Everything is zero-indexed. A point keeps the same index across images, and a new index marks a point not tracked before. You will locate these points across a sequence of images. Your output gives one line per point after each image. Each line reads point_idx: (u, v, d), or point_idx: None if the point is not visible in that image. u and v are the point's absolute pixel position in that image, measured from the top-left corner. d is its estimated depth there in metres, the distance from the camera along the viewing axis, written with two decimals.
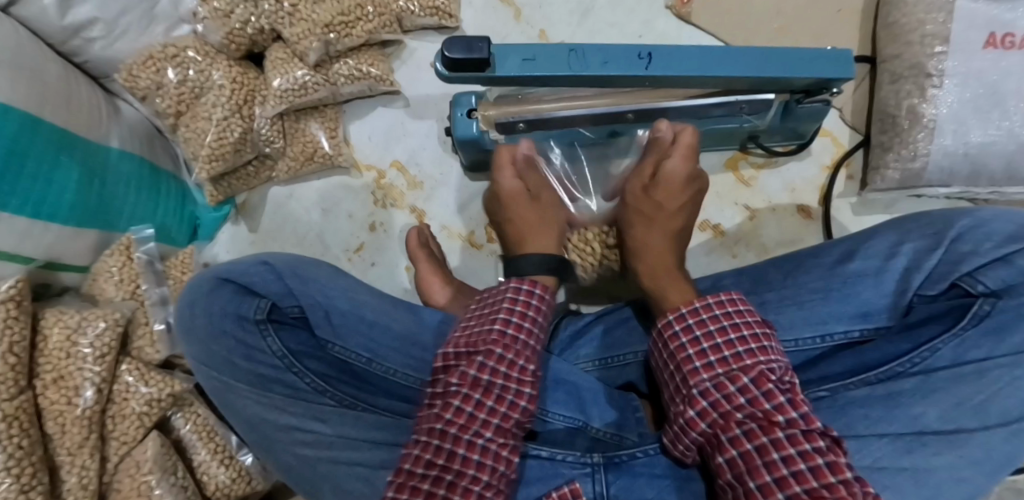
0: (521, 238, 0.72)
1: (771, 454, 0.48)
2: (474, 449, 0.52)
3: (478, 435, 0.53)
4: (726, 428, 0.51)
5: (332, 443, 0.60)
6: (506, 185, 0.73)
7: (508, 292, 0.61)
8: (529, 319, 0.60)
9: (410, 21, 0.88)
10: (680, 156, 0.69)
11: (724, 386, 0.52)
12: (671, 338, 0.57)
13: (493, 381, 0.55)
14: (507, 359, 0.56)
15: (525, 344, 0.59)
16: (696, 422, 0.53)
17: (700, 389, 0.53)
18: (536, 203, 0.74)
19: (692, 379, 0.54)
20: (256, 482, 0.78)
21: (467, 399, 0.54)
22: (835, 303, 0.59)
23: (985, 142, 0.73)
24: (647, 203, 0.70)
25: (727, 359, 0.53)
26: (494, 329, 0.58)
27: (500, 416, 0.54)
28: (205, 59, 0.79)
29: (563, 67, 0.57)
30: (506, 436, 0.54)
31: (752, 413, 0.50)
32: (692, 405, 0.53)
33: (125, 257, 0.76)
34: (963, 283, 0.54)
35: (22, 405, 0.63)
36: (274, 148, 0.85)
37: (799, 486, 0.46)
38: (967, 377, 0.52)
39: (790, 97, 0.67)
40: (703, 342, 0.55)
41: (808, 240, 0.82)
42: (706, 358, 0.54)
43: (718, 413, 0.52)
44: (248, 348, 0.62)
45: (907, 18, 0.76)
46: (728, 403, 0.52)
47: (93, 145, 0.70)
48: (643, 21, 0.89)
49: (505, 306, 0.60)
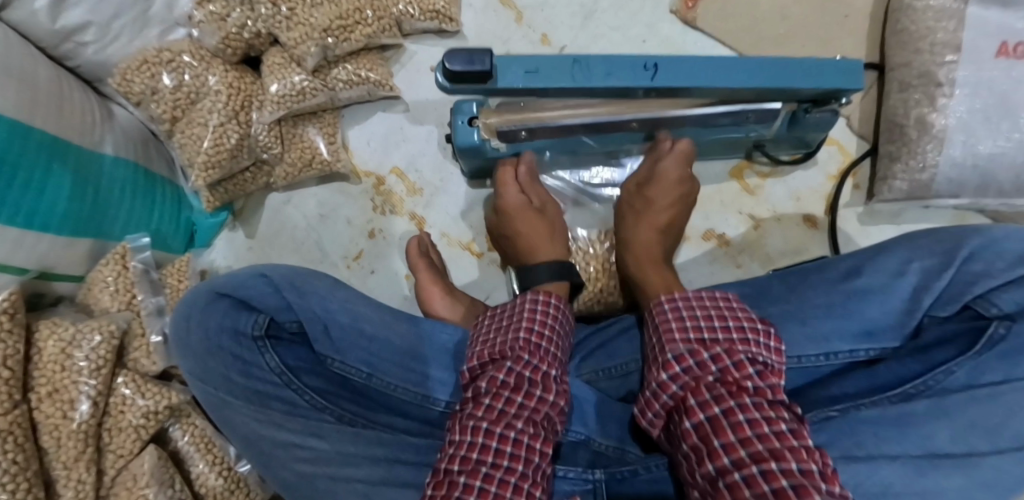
0: (530, 249, 0.74)
1: (737, 415, 0.48)
2: (508, 442, 0.51)
3: (508, 428, 0.51)
4: (696, 392, 0.51)
5: (331, 460, 0.58)
6: (512, 203, 0.75)
7: (525, 303, 0.62)
8: (550, 328, 0.61)
9: (409, 24, 0.86)
10: (675, 160, 0.71)
11: (698, 353, 0.53)
12: (658, 311, 0.58)
13: (520, 379, 0.55)
14: (533, 363, 0.56)
15: (544, 349, 0.59)
16: (666, 385, 0.52)
17: (674, 355, 0.53)
18: (543, 217, 0.76)
19: (667, 346, 0.54)
20: (255, 494, 0.77)
21: (497, 396, 0.54)
22: (841, 320, 0.58)
23: (995, 153, 0.72)
24: (640, 206, 0.73)
25: (705, 333, 0.54)
26: (519, 337, 0.59)
27: (530, 409, 0.54)
28: (201, 64, 0.78)
29: (566, 79, 0.56)
30: (537, 429, 0.53)
31: (723, 379, 0.51)
32: (665, 369, 0.53)
33: (120, 267, 0.75)
34: (976, 305, 0.54)
35: (17, 419, 0.62)
36: (271, 154, 0.83)
37: (761, 446, 0.46)
38: (981, 399, 0.50)
39: (799, 106, 0.66)
40: (685, 317, 0.56)
41: (813, 250, 0.81)
42: (686, 330, 0.55)
43: (690, 377, 0.52)
44: (246, 364, 0.62)
45: (916, 25, 0.74)
46: (699, 369, 0.52)
47: (86, 153, 0.69)
48: (647, 25, 0.88)
49: (526, 315, 0.61)
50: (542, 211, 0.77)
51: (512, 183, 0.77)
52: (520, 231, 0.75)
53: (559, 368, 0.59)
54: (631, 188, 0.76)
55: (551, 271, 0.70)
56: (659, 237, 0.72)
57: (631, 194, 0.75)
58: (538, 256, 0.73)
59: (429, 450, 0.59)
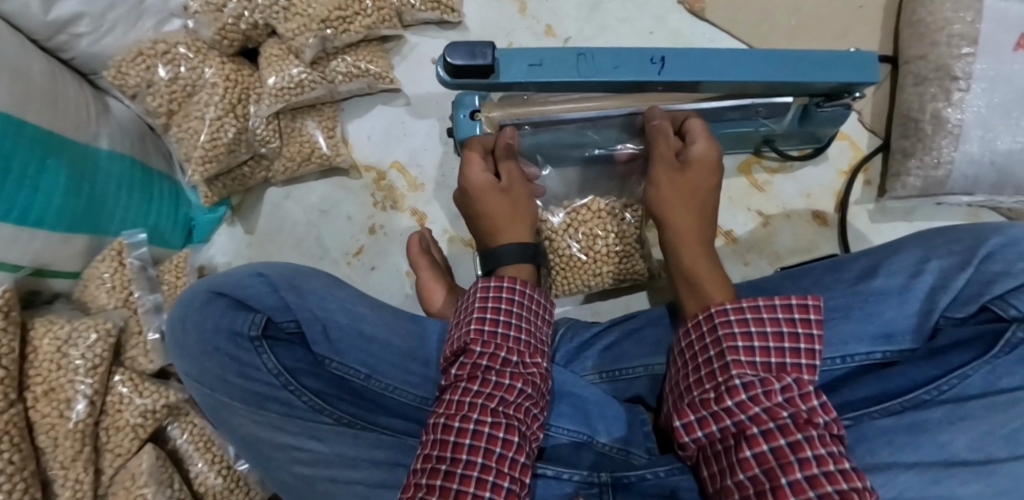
0: (495, 228, 0.67)
1: (805, 451, 0.47)
2: (466, 434, 0.51)
3: (466, 420, 0.52)
4: (761, 423, 0.50)
5: (330, 462, 0.58)
6: (475, 180, 0.66)
7: (477, 292, 0.60)
8: (511, 310, 0.59)
9: (410, 15, 0.84)
10: (701, 138, 0.63)
11: (769, 382, 0.51)
12: (720, 323, 0.54)
13: (475, 370, 0.56)
14: (487, 353, 0.56)
15: (507, 336, 0.58)
16: (732, 412, 0.51)
17: (742, 380, 0.51)
18: (509, 194, 0.68)
19: (735, 369, 0.52)
20: (254, 493, 0.76)
21: (455, 389, 0.55)
22: (857, 322, 0.57)
23: (1013, 149, 0.70)
24: (682, 198, 0.63)
25: (772, 359, 0.52)
26: (471, 328, 0.58)
27: (485, 397, 0.54)
28: (197, 56, 0.76)
29: (571, 73, 0.54)
30: (497, 416, 0.53)
31: (791, 411, 0.50)
32: (732, 395, 0.51)
33: (116, 264, 0.74)
34: (994, 306, 0.52)
35: (12, 419, 0.61)
36: (270, 149, 0.82)
37: (830, 486, 0.45)
38: (998, 406, 0.50)
39: (809, 101, 0.64)
40: (754, 335, 0.53)
41: (823, 247, 0.79)
42: (753, 352, 0.52)
43: (760, 407, 0.50)
44: (242, 365, 0.60)
45: (933, 17, 0.72)
46: (768, 398, 0.50)
47: (82, 149, 0.67)
48: (654, 17, 0.86)
49: (477, 306, 0.59)
50: (508, 188, 0.68)
51: (477, 159, 0.67)
52: (484, 211, 0.67)
53: (526, 352, 0.58)
54: (662, 177, 0.64)
55: (520, 251, 0.65)
56: (700, 228, 0.63)
57: (666, 184, 0.64)
58: (503, 237, 0.67)
59: None
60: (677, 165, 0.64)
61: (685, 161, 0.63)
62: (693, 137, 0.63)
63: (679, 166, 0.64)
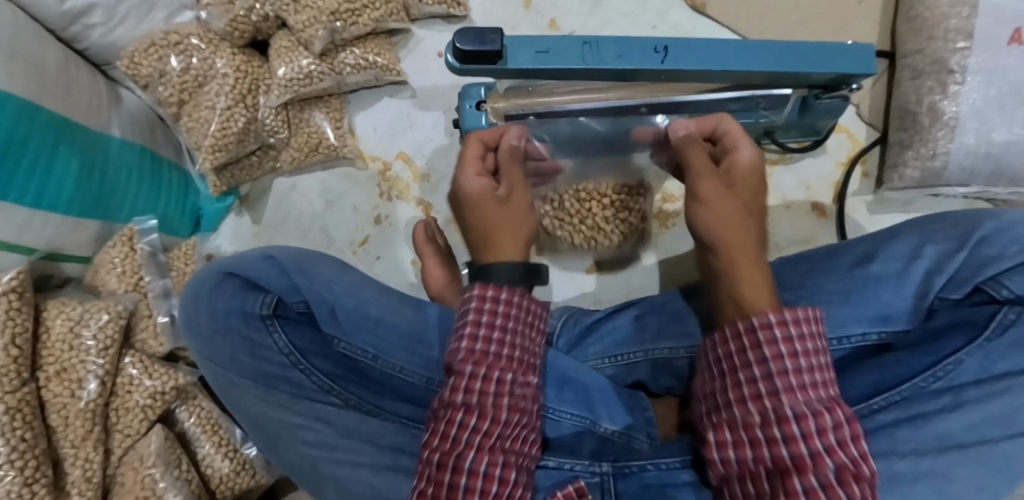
0: (485, 245, 0.60)
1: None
2: (461, 473, 0.51)
3: (463, 459, 0.51)
4: (803, 466, 0.46)
5: (336, 445, 0.60)
6: (469, 186, 0.60)
7: (471, 301, 0.56)
8: (506, 322, 0.56)
9: (417, 9, 0.86)
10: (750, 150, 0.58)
11: (822, 416, 0.46)
12: (767, 338, 0.49)
13: (470, 399, 0.53)
14: (480, 373, 0.54)
15: (499, 354, 0.55)
16: (775, 443, 0.47)
17: (794, 412, 0.47)
18: (506, 205, 0.61)
19: (784, 396, 0.48)
20: (261, 476, 0.77)
21: (451, 422, 0.52)
22: (856, 306, 0.59)
23: (1008, 141, 0.71)
24: (736, 217, 0.56)
25: (818, 384, 0.48)
26: (462, 345, 0.55)
27: (483, 433, 0.52)
28: (208, 47, 0.78)
29: (577, 60, 0.55)
30: (495, 453, 0.52)
31: (838, 461, 0.45)
32: (780, 426, 0.47)
33: (127, 249, 0.75)
34: (987, 287, 0.53)
35: (26, 398, 0.63)
36: (278, 139, 0.84)
37: None
38: (993, 390, 0.51)
39: (808, 93, 0.65)
40: (802, 355, 0.49)
41: (822, 238, 0.81)
42: (802, 376, 0.48)
43: (808, 447, 0.46)
44: (254, 345, 0.63)
45: (929, 12, 0.74)
46: (819, 436, 0.46)
47: (94, 135, 0.69)
48: (658, 11, 0.87)
49: (470, 319, 0.55)
50: (506, 198, 0.62)
51: (473, 164, 0.62)
52: (473, 221, 0.61)
53: (520, 369, 0.56)
54: (713, 191, 0.57)
55: (513, 271, 0.58)
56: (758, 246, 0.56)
57: (720, 197, 0.56)
58: (493, 252, 0.59)
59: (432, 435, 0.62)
60: (723, 180, 0.58)
61: (734, 176, 0.58)
62: (737, 143, 0.59)
63: (727, 182, 0.58)
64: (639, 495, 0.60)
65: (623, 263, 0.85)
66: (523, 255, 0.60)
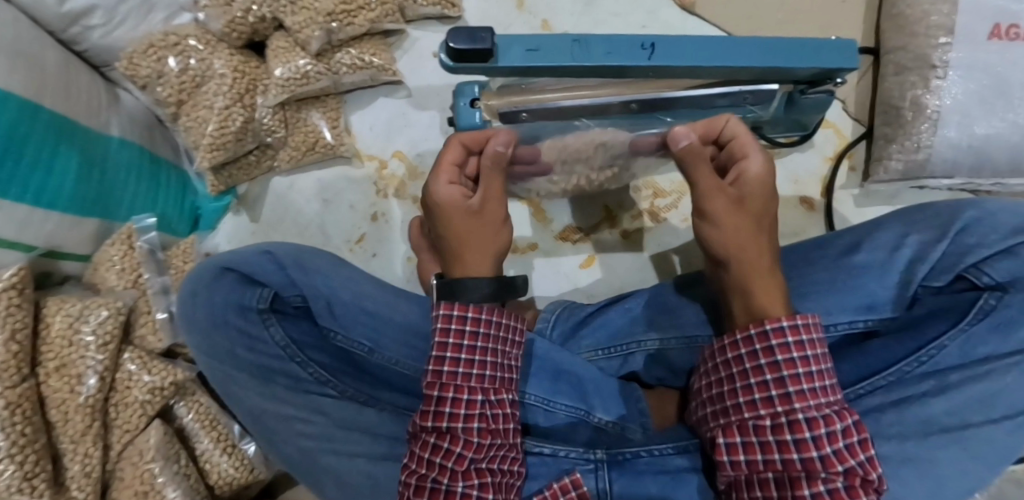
0: (455, 255, 0.61)
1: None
2: (439, 495, 0.54)
3: (439, 481, 0.54)
4: (811, 469, 0.49)
5: (332, 436, 0.62)
6: (439, 194, 0.61)
7: (437, 324, 0.57)
8: (474, 342, 0.57)
9: (412, 10, 0.87)
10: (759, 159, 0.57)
11: (833, 421, 0.48)
12: (779, 345, 0.51)
13: (441, 423, 0.55)
14: (448, 399, 0.55)
15: (467, 377, 0.56)
16: (786, 448, 0.49)
17: (806, 417, 0.49)
18: (479, 215, 0.61)
19: (797, 402, 0.50)
20: (259, 471, 0.78)
21: (426, 446, 0.55)
22: (842, 294, 0.60)
23: (989, 134, 0.73)
24: (744, 237, 0.57)
25: (825, 390, 0.50)
26: (431, 370, 0.57)
27: (454, 457, 0.54)
28: (206, 48, 0.79)
29: (566, 57, 0.56)
30: (468, 477, 0.54)
31: (846, 466, 0.48)
32: (793, 430, 0.49)
33: (126, 247, 0.76)
34: (969, 275, 0.55)
35: (25, 393, 0.63)
36: (275, 138, 0.85)
37: None
38: (976, 372, 0.53)
39: (794, 87, 0.66)
40: (812, 362, 0.51)
41: (810, 231, 0.83)
42: (812, 382, 0.50)
43: (819, 451, 0.48)
44: (251, 339, 0.64)
45: (911, 9, 0.76)
46: (829, 441, 0.48)
47: (94, 134, 0.70)
48: (647, 11, 0.89)
49: (437, 342, 0.57)
50: (480, 210, 0.61)
51: (448, 169, 0.61)
52: (447, 231, 0.61)
53: (491, 388, 0.57)
54: (722, 212, 0.58)
55: (480, 287, 0.58)
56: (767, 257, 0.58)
57: (728, 219, 0.58)
58: (462, 265, 0.60)
59: None
60: (734, 195, 0.58)
61: (744, 191, 0.58)
62: (747, 154, 0.57)
63: (737, 197, 0.58)
64: (632, 481, 0.61)
65: (615, 259, 0.86)
66: (494, 269, 0.61)
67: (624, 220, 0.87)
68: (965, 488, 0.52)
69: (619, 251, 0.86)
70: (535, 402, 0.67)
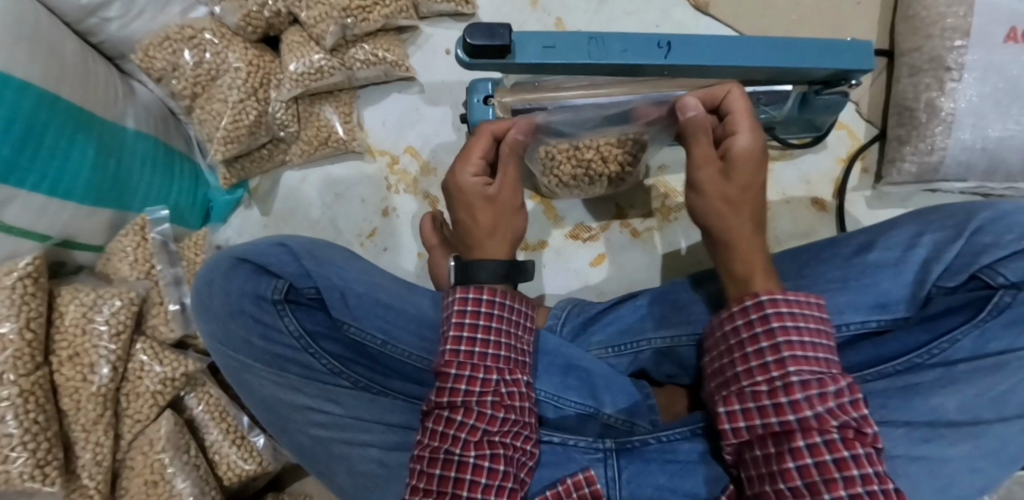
0: (473, 242, 0.63)
1: (842, 453, 0.47)
2: (451, 467, 0.54)
3: (450, 453, 0.54)
4: (808, 430, 0.49)
5: (346, 425, 0.63)
6: (465, 184, 0.62)
7: (454, 303, 0.58)
8: (490, 323, 0.58)
9: (426, 7, 0.88)
10: (749, 134, 0.57)
11: (826, 383, 0.49)
12: (773, 313, 0.52)
13: (455, 398, 0.55)
14: (463, 375, 0.56)
15: (484, 355, 0.57)
16: (782, 410, 0.50)
17: (800, 379, 0.49)
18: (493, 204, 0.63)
19: (791, 366, 0.50)
20: (268, 463, 0.78)
21: (440, 420, 0.56)
22: (854, 293, 0.60)
23: (1003, 136, 0.73)
24: (730, 208, 0.59)
25: (820, 355, 0.51)
26: (446, 348, 0.57)
27: (468, 430, 0.55)
28: (221, 42, 0.80)
29: (583, 55, 0.56)
30: (481, 448, 0.54)
31: (840, 422, 0.48)
32: (786, 393, 0.49)
33: (139, 238, 0.76)
34: (983, 275, 0.55)
35: (39, 381, 0.64)
36: (288, 132, 0.86)
37: (863, 487, 0.46)
38: (987, 369, 0.53)
39: (809, 89, 0.66)
40: (804, 329, 0.51)
41: (822, 232, 0.83)
42: (806, 348, 0.51)
43: (812, 411, 0.48)
44: (265, 327, 0.64)
45: (927, 11, 0.76)
46: (822, 401, 0.48)
47: (110, 127, 0.70)
48: (661, 10, 0.89)
49: (453, 321, 0.58)
50: (496, 196, 0.63)
51: (476, 160, 0.62)
52: (467, 218, 0.63)
53: (506, 368, 0.58)
54: (709, 183, 0.59)
55: (495, 271, 0.61)
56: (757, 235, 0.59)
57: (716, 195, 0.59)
58: (482, 252, 0.63)
59: None
60: (721, 167, 0.59)
61: (732, 165, 0.58)
62: (736, 127, 0.58)
63: (724, 170, 0.59)
64: (641, 472, 0.61)
65: (627, 257, 0.86)
66: (510, 254, 0.64)
67: (635, 218, 0.87)
68: (979, 487, 0.52)
69: (630, 249, 0.87)
70: (547, 399, 0.67)
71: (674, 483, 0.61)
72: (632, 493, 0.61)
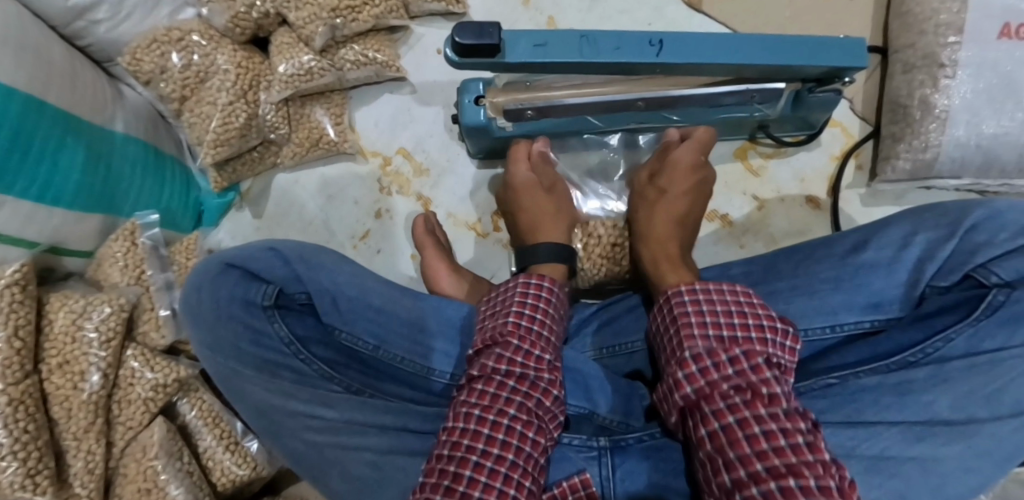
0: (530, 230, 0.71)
1: (742, 413, 0.49)
2: (500, 428, 0.51)
3: (501, 415, 0.52)
4: (710, 399, 0.51)
5: (341, 428, 0.61)
6: (520, 176, 0.73)
7: (518, 285, 0.61)
8: (544, 307, 0.60)
9: (417, 6, 0.87)
10: (690, 146, 0.71)
11: (716, 353, 0.53)
12: (675, 303, 0.57)
13: (510, 366, 0.55)
14: (524, 346, 0.56)
15: (531, 330, 0.58)
16: (681, 384, 0.53)
17: (692, 354, 0.53)
18: (553, 193, 0.73)
19: (687, 343, 0.54)
20: (262, 468, 0.78)
21: (489, 382, 0.54)
22: (847, 292, 0.60)
23: (997, 132, 0.73)
24: (648, 205, 0.70)
25: (722, 335, 0.54)
26: (509, 321, 0.58)
27: (523, 395, 0.54)
28: (210, 44, 0.79)
29: (575, 54, 0.55)
30: (530, 416, 0.53)
31: (737, 386, 0.51)
32: (682, 366, 0.53)
33: (129, 243, 0.76)
34: (976, 274, 0.55)
35: (28, 390, 0.63)
36: (279, 134, 0.85)
37: (768, 444, 0.47)
38: (980, 367, 0.53)
39: (802, 86, 0.65)
40: (705, 312, 0.56)
41: (817, 230, 0.83)
42: (705, 328, 0.55)
43: (705, 380, 0.52)
44: (256, 333, 0.64)
45: (920, 8, 0.76)
46: (716, 370, 0.52)
47: (97, 128, 0.69)
48: (654, 8, 0.89)
49: (517, 300, 0.60)
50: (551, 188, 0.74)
51: (524, 160, 0.74)
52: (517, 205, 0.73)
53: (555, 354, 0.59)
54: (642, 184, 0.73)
55: (552, 252, 0.67)
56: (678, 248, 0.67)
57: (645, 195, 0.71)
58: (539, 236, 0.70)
59: (436, 418, 0.63)
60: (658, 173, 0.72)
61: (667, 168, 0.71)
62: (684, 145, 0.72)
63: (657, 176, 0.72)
64: (635, 473, 0.61)
65: None
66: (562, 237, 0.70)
67: None
68: (974, 486, 0.52)
69: None
70: None
71: (667, 482, 0.61)
72: (626, 492, 0.61)
